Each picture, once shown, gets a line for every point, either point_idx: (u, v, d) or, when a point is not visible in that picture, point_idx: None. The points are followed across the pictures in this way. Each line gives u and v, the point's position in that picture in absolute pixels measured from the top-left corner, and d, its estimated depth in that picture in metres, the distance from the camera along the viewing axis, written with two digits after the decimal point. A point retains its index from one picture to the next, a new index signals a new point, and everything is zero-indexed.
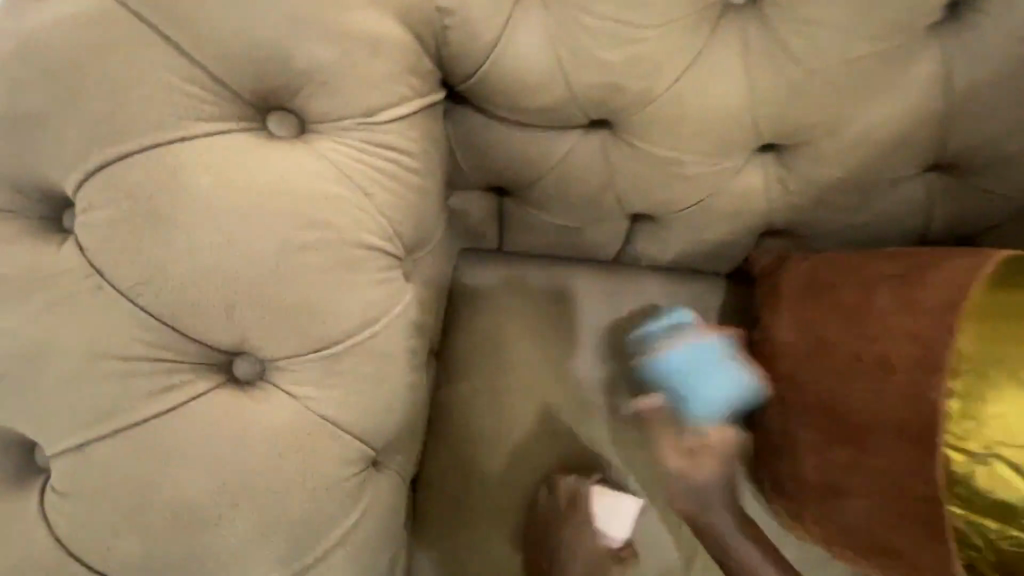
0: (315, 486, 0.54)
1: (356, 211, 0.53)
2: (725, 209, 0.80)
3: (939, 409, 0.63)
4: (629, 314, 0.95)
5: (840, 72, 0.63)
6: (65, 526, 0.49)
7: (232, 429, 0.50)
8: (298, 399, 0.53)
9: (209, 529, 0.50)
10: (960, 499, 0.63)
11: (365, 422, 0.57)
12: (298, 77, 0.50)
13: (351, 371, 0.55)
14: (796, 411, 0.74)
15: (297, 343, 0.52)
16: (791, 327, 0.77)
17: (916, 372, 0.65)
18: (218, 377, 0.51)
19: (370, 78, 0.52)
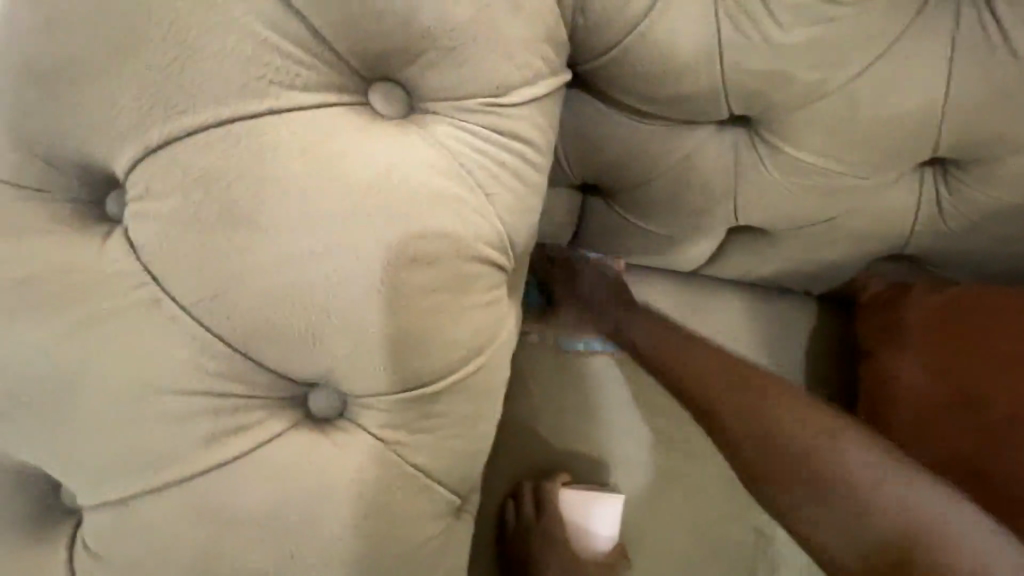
0: (402, 549, 0.44)
1: (474, 217, 0.42)
2: (855, 228, 0.69)
3: None
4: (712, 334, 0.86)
5: None
6: None
7: (309, 481, 0.40)
8: (384, 447, 0.43)
9: None
10: None
11: (459, 470, 0.47)
12: (419, 42, 0.39)
13: (450, 412, 0.44)
14: (932, 469, 0.66)
15: (392, 381, 0.41)
16: (921, 371, 0.69)
17: None
18: (291, 415, 0.41)
19: (508, 46, 0.40)
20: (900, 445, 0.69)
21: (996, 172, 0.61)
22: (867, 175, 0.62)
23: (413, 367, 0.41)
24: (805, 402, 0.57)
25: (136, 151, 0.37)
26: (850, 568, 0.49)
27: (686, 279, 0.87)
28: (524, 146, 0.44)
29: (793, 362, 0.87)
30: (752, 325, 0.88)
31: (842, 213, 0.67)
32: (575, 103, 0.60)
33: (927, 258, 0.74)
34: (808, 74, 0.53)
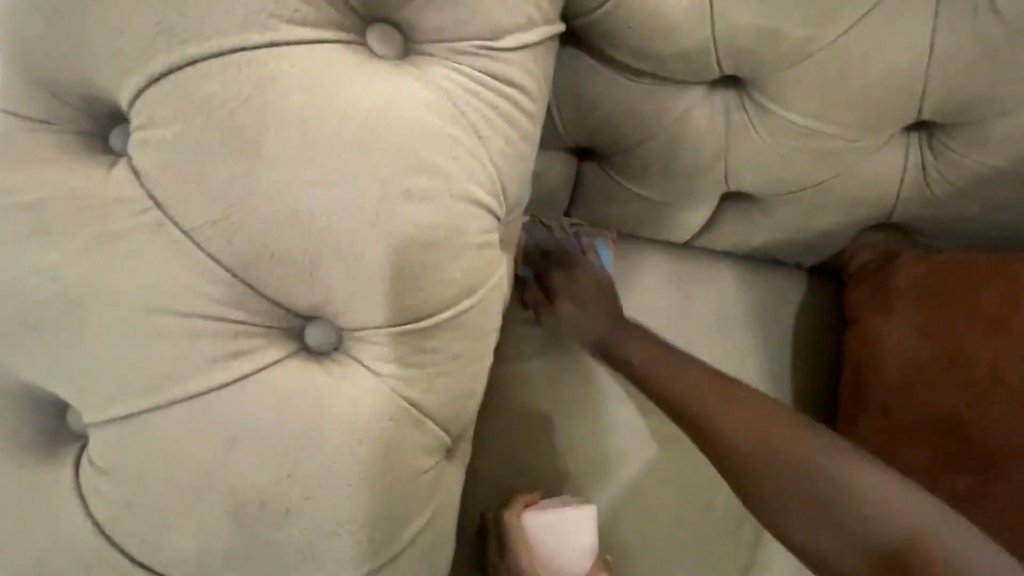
0: (394, 479, 0.45)
1: (468, 158, 0.43)
2: (843, 194, 0.71)
3: None
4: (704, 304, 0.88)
5: (1020, 40, 0.56)
6: (102, 507, 0.41)
7: (306, 408, 0.42)
8: (377, 377, 0.44)
9: (271, 525, 0.41)
10: None
11: (449, 407, 0.49)
12: None
13: (442, 348, 0.46)
14: (914, 429, 0.68)
15: (385, 313, 0.43)
16: (902, 333, 0.71)
17: None
18: (288, 345, 0.43)
19: None
20: (880, 403, 0.71)
21: (979, 136, 0.63)
22: (852, 138, 0.64)
23: (407, 300, 0.43)
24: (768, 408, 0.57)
25: (141, 82, 0.38)
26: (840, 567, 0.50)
27: (678, 250, 0.89)
28: (518, 92, 0.45)
29: (782, 332, 0.89)
30: (741, 295, 0.89)
31: (829, 178, 0.69)
32: (570, 63, 0.62)
33: (911, 227, 0.76)
34: (799, 31, 0.56)
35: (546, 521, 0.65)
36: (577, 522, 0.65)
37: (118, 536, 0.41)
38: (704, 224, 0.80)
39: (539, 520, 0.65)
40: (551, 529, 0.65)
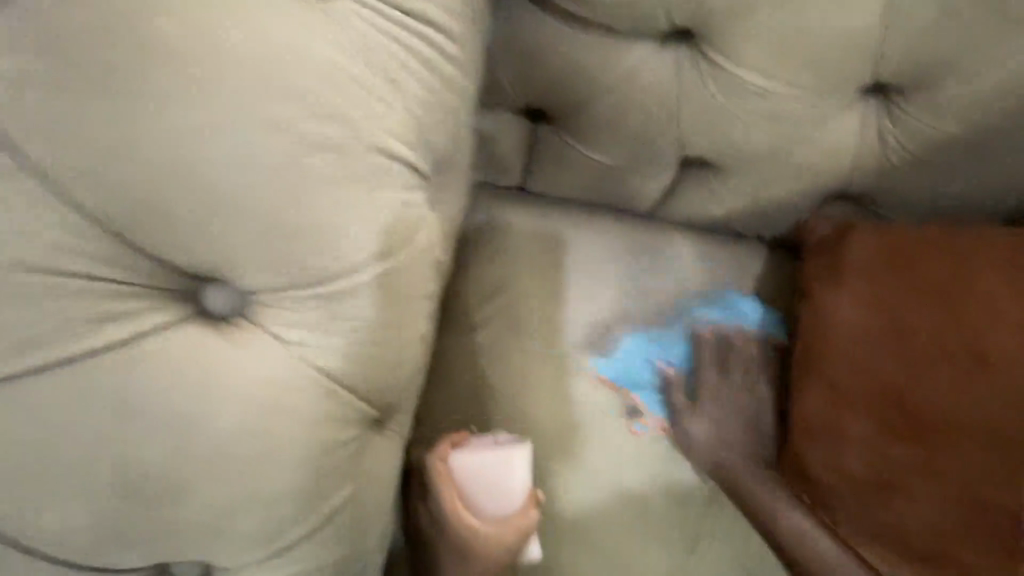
0: (305, 453, 0.43)
1: (377, 103, 0.39)
2: (800, 163, 0.69)
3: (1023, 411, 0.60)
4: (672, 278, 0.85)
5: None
6: None
7: (198, 379, 0.38)
8: (283, 344, 0.41)
9: (163, 499, 0.39)
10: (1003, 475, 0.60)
11: (370, 377, 0.46)
12: None
13: (358, 315, 0.43)
14: (853, 398, 0.68)
15: (287, 273, 0.39)
16: (855, 302, 0.71)
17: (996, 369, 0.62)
18: (183, 308, 0.39)
19: None
20: (827, 372, 0.71)
21: (936, 100, 0.61)
22: (809, 99, 0.61)
23: (309, 260, 0.39)
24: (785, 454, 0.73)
25: None
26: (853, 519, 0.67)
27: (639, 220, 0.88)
28: (437, 34, 0.41)
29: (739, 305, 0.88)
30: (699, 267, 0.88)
31: (785, 145, 0.67)
32: (513, 12, 0.59)
33: (870, 198, 0.74)
34: None
35: (470, 462, 0.62)
36: (508, 460, 0.63)
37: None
38: (660, 194, 0.79)
39: (462, 459, 0.62)
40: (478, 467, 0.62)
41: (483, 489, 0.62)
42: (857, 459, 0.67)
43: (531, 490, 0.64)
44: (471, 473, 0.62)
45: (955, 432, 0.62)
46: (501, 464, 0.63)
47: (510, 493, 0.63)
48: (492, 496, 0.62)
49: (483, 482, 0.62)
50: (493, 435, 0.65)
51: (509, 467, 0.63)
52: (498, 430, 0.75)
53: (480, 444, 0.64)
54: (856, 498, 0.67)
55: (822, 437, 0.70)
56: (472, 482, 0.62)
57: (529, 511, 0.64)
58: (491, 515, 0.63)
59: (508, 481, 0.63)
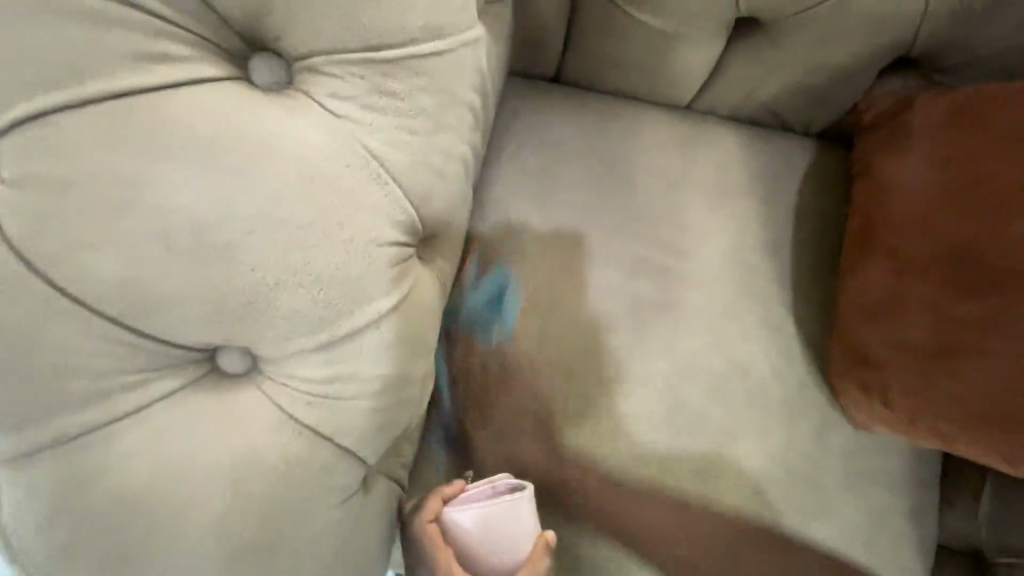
0: (352, 238, 0.41)
1: None
2: (864, 9, 0.66)
3: None
4: (709, 196, 0.85)
5: None
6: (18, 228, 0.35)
7: (247, 136, 0.37)
8: (330, 116, 0.39)
9: (214, 261, 0.38)
10: None
11: (419, 178, 0.44)
12: None
13: (408, 98, 0.41)
14: (916, 264, 0.64)
15: (338, 30, 0.38)
16: (924, 166, 0.66)
17: None
18: (231, 70, 0.38)
19: None
20: (888, 244, 0.67)
21: None
22: None
23: (365, 15, 0.38)
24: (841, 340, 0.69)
25: None
26: (911, 391, 0.64)
27: (680, 112, 0.86)
28: None
29: (781, 197, 0.86)
30: (740, 158, 0.86)
31: None
32: None
33: (931, 62, 0.72)
34: None
35: (471, 516, 0.59)
36: (511, 509, 0.60)
37: (36, 262, 0.36)
38: (704, 73, 0.79)
39: (459, 516, 0.60)
40: (476, 522, 0.60)
41: (484, 544, 0.60)
42: (917, 327, 0.64)
43: (539, 533, 0.61)
44: (468, 530, 0.60)
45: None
46: (502, 514, 0.60)
47: (514, 542, 0.60)
48: (500, 553, 0.60)
49: (485, 535, 0.60)
50: (491, 481, 0.62)
51: (513, 517, 0.60)
52: (526, 308, 0.81)
53: (476, 496, 0.61)
54: (910, 371, 0.64)
55: (879, 314, 0.66)
56: (473, 541, 0.60)
57: (539, 559, 0.60)
58: (502, 572, 0.60)
59: (512, 529, 0.60)
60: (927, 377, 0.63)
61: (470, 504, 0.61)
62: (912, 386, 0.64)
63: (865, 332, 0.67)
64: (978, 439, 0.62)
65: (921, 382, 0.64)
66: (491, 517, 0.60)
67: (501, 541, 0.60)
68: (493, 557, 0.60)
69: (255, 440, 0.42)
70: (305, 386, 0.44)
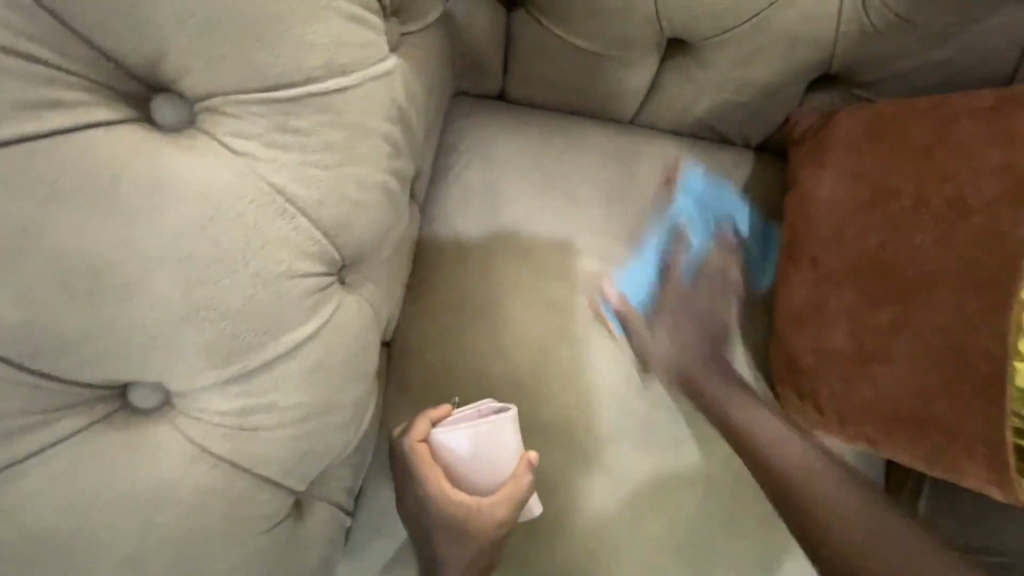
0: (260, 272, 0.42)
1: None
2: (785, 32, 0.68)
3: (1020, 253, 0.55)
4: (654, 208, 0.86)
5: None
6: None
7: (144, 177, 0.37)
8: (232, 155, 0.40)
9: (115, 299, 0.38)
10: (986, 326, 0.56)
11: (331, 211, 0.45)
12: None
13: (313, 135, 0.42)
14: (835, 272, 0.66)
15: (236, 74, 0.39)
16: (839, 178, 0.67)
17: (992, 215, 0.57)
18: (132, 112, 0.39)
19: None
20: (809, 255, 0.68)
21: None
22: None
23: (264, 55, 0.39)
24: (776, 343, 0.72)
25: None
26: (834, 394, 0.67)
27: (622, 127, 0.88)
28: None
29: (722, 209, 0.88)
30: None
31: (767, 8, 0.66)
32: None
33: (854, 79, 0.74)
34: None
35: (457, 437, 0.63)
36: (496, 431, 0.64)
37: None
38: (640, 92, 0.81)
39: (448, 435, 0.63)
40: (464, 440, 0.64)
41: (472, 460, 0.64)
42: (838, 333, 0.66)
43: (523, 452, 0.65)
44: (458, 449, 0.64)
45: (940, 287, 0.59)
46: (489, 434, 0.64)
47: (498, 461, 0.64)
48: (486, 469, 0.64)
49: (473, 455, 0.64)
50: (478, 405, 0.65)
51: (498, 438, 0.64)
52: (474, 326, 0.82)
53: (463, 418, 0.65)
54: (833, 374, 0.67)
55: (805, 320, 0.69)
56: (462, 460, 0.64)
57: (524, 475, 0.65)
58: (488, 485, 0.65)
59: (500, 447, 0.64)
60: (848, 381, 0.65)
61: (459, 422, 0.64)
62: (836, 389, 0.67)
63: (794, 336, 0.70)
64: (897, 442, 0.63)
65: (843, 385, 0.66)
66: (478, 435, 0.64)
67: (487, 460, 0.64)
68: (481, 472, 0.65)
69: (171, 474, 0.43)
70: (221, 418, 0.44)
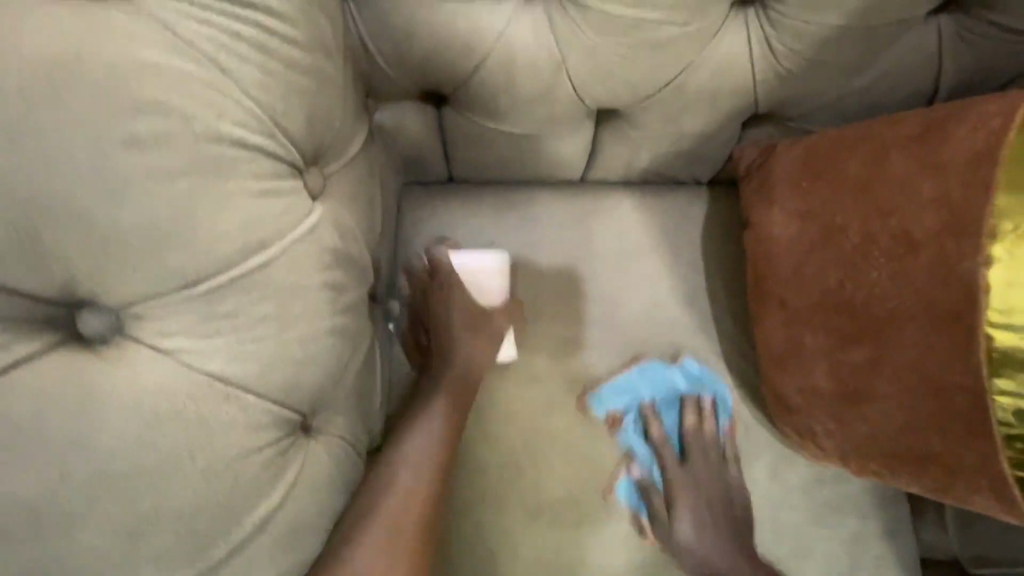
0: (210, 463, 0.41)
1: (211, 93, 0.40)
2: (704, 88, 0.69)
3: (978, 281, 0.53)
4: (627, 267, 0.84)
5: None
6: None
7: (73, 405, 0.37)
8: (164, 356, 0.40)
9: (63, 531, 0.38)
10: (959, 360, 0.54)
11: (276, 377, 0.45)
12: None
13: (240, 312, 0.43)
14: (804, 312, 0.64)
15: (155, 280, 0.39)
16: (790, 216, 0.66)
17: (942, 242, 0.55)
18: (55, 336, 0.38)
19: None
20: (777, 295, 0.67)
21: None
22: (684, 23, 0.61)
23: (176, 257, 0.40)
24: (767, 382, 0.70)
25: None
26: (831, 432, 0.65)
27: (575, 186, 0.86)
28: (266, 17, 0.42)
29: (691, 250, 0.85)
30: (642, 221, 0.86)
31: (682, 70, 0.67)
32: None
33: (784, 113, 0.74)
34: None
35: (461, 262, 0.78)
36: (487, 270, 0.79)
37: None
38: (584, 154, 0.81)
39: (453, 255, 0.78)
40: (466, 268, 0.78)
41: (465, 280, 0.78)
42: (821, 373, 0.64)
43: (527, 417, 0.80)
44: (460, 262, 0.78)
45: (907, 322, 0.57)
46: (481, 271, 0.78)
47: (487, 292, 0.79)
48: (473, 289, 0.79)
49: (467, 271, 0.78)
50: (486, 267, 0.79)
51: (488, 277, 0.79)
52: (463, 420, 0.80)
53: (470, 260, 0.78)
54: (825, 414, 0.65)
55: (786, 362, 0.67)
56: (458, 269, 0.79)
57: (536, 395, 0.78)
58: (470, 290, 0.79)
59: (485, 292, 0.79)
60: (844, 421, 0.63)
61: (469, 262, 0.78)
62: (834, 429, 0.65)
63: (783, 378, 0.67)
64: (899, 474, 0.62)
65: (839, 422, 0.64)
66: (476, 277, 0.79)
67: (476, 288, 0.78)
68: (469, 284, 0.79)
69: None
70: None
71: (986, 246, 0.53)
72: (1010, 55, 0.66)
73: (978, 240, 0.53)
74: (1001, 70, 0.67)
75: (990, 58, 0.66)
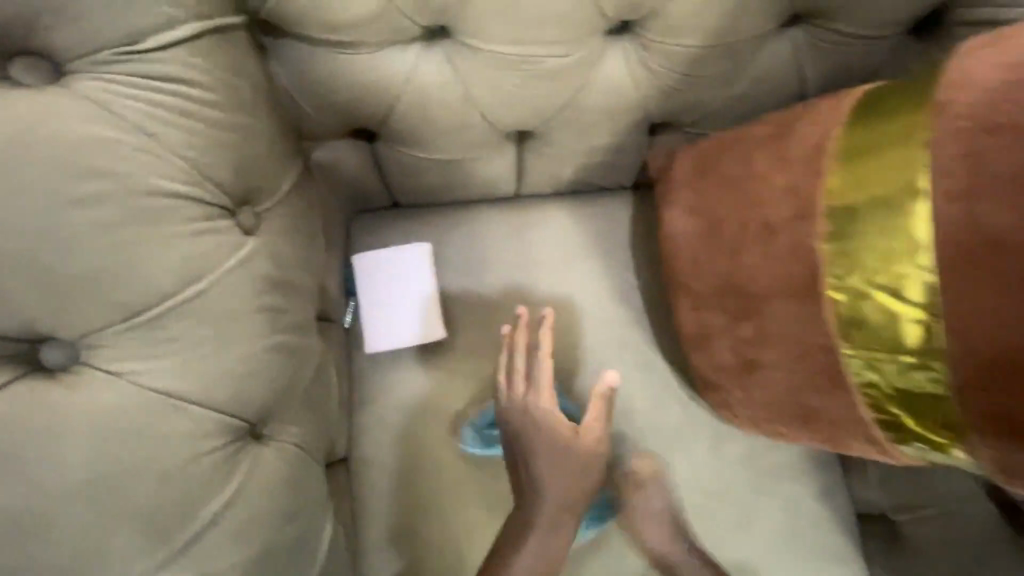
0: (164, 466, 0.48)
1: (144, 154, 0.49)
2: (600, 107, 0.78)
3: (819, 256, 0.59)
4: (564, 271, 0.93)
5: None
6: None
7: (41, 422, 0.45)
8: (118, 376, 0.48)
9: (39, 532, 0.45)
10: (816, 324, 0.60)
11: (222, 389, 0.52)
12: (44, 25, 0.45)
13: (183, 334, 0.50)
14: (703, 296, 0.72)
15: (106, 313, 0.47)
16: (687, 213, 0.74)
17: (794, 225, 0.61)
18: (22, 368, 0.46)
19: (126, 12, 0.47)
20: (683, 283, 0.74)
21: (674, 25, 0.68)
22: (567, 55, 0.69)
23: (121, 292, 0.47)
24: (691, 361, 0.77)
25: None
26: (740, 399, 0.73)
27: (511, 202, 0.94)
28: (182, 85, 0.50)
29: (621, 250, 0.93)
30: (574, 227, 0.94)
31: (577, 94, 0.75)
32: (288, 51, 0.67)
33: (682, 120, 0.83)
34: None
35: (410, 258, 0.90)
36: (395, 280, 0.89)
37: None
38: (511, 172, 0.89)
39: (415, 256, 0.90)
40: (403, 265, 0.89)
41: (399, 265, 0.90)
42: (723, 349, 0.71)
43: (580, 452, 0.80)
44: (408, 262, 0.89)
45: (774, 298, 0.63)
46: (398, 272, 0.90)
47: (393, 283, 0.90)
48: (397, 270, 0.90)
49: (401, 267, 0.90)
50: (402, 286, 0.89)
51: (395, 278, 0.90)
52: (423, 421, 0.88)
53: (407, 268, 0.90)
54: (732, 383, 0.72)
55: (697, 341, 0.75)
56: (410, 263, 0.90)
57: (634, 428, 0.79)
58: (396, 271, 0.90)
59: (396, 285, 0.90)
60: (748, 388, 0.71)
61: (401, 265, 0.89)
62: (742, 396, 0.72)
63: (698, 356, 0.75)
64: (799, 431, 0.69)
65: (744, 390, 0.71)
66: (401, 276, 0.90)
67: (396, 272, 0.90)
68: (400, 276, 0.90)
69: None
70: None
71: (822, 225, 0.58)
72: (860, 53, 0.75)
73: (818, 223, 0.59)
74: (857, 66, 0.77)
75: (846, 57, 0.76)
